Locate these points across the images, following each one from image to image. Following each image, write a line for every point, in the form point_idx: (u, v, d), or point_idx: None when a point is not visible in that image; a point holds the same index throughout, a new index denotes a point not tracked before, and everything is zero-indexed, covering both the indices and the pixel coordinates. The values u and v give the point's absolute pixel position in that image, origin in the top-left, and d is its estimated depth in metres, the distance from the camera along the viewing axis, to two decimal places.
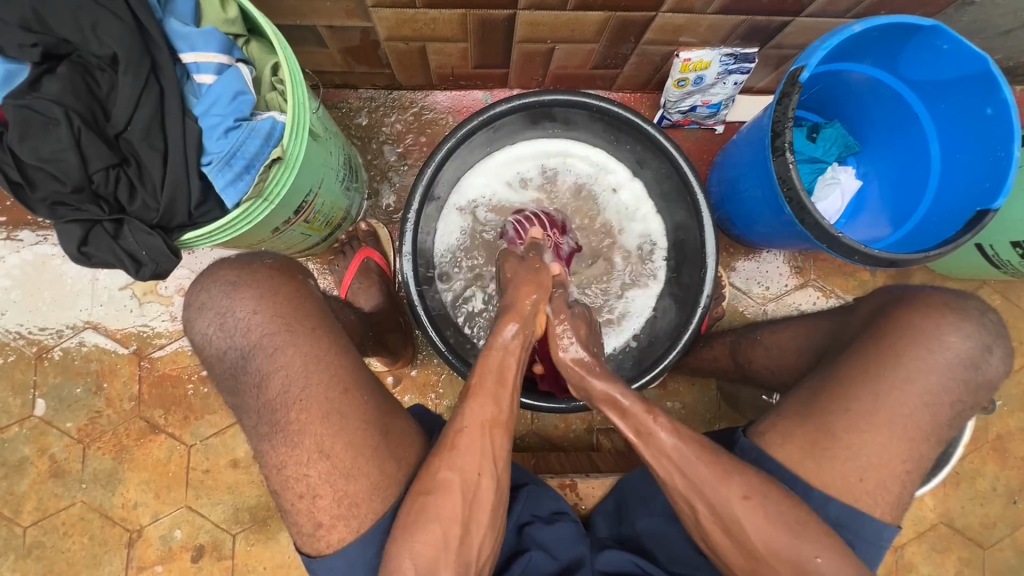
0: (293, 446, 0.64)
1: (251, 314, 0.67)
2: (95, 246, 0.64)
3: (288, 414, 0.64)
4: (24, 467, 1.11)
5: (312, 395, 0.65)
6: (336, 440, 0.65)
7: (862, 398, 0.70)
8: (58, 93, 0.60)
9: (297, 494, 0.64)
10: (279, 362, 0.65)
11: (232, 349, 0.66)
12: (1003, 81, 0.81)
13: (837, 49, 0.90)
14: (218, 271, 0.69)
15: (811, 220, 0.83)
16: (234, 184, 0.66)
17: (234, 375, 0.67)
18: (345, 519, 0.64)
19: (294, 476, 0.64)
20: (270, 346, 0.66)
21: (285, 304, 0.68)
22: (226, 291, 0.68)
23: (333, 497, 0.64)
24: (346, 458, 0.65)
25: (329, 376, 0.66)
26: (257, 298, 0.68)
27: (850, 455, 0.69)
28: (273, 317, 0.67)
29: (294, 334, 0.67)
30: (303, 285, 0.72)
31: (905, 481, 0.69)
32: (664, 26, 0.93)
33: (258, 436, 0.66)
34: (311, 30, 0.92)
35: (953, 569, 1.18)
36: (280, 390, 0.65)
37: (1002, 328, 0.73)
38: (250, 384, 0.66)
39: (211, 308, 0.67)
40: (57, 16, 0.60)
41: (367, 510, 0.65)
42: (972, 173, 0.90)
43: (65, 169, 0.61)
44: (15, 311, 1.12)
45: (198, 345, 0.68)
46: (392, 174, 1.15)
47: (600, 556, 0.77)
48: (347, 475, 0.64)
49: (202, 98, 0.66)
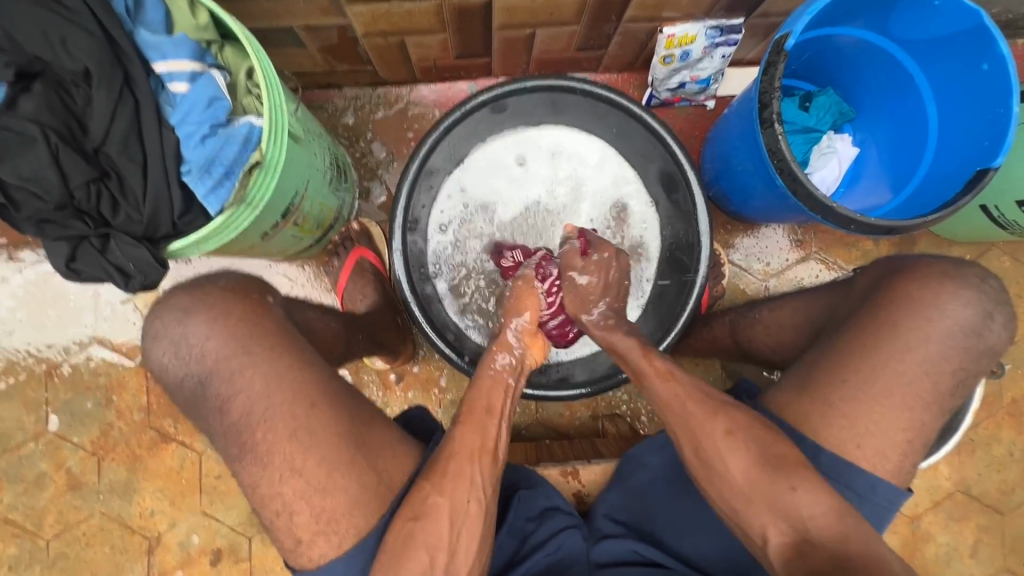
0: (263, 468, 0.64)
1: (205, 339, 0.67)
2: (83, 262, 0.65)
3: (254, 434, 0.65)
4: (43, 482, 1.13)
5: (275, 415, 0.65)
6: (308, 456, 0.64)
7: (861, 370, 0.69)
8: (33, 111, 0.61)
9: (275, 512, 0.65)
10: (238, 386, 0.66)
11: (189, 376, 0.67)
12: (999, 34, 0.78)
13: (823, 14, 0.87)
14: (171, 298, 0.69)
15: (803, 191, 0.81)
16: (215, 192, 0.66)
17: (193, 401, 0.67)
18: (326, 534, 0.64)
19: (269, 495, 0.65)
20: (228, 370, 0.66)
21: (239, 326, 0.68)
22: (179, 318, 0.68)
23: (311, 513, 0.64)
24: (321, 473, 0.64)
25: (291, 393, 0.66)
26: (210, 322, 0.67)
27: (848, 426, 0.68)
28: (228, 340, 0.67)
29: (250, 355, 0.67)
30: (262, 304, 0.71)
31: (906, 450, 0.68)
32: (645, 3, 0.91)
33: (230, 457, 0.66)
34: (288, 31, 0.91)
35: (971, 537, 1.17)
36: (242, 412, 0.65)
37: (1003, 294, 0.72)
38: (212, 409, 0.66)
39: (165, 337, 0.68)
40: (25, 33, 0.60)
41: (349, 524, 0.64)
42: (969, 133, 0.87)
43: (46, 187, 0.61)
44: (23, 330, 1.14)
45: (157, 374, 0.68)
46: (382, 171, 1.15)
47: (598, 546, 0.77)
48: (323, 491, 0.64)
49: (177, 107, 0.66)
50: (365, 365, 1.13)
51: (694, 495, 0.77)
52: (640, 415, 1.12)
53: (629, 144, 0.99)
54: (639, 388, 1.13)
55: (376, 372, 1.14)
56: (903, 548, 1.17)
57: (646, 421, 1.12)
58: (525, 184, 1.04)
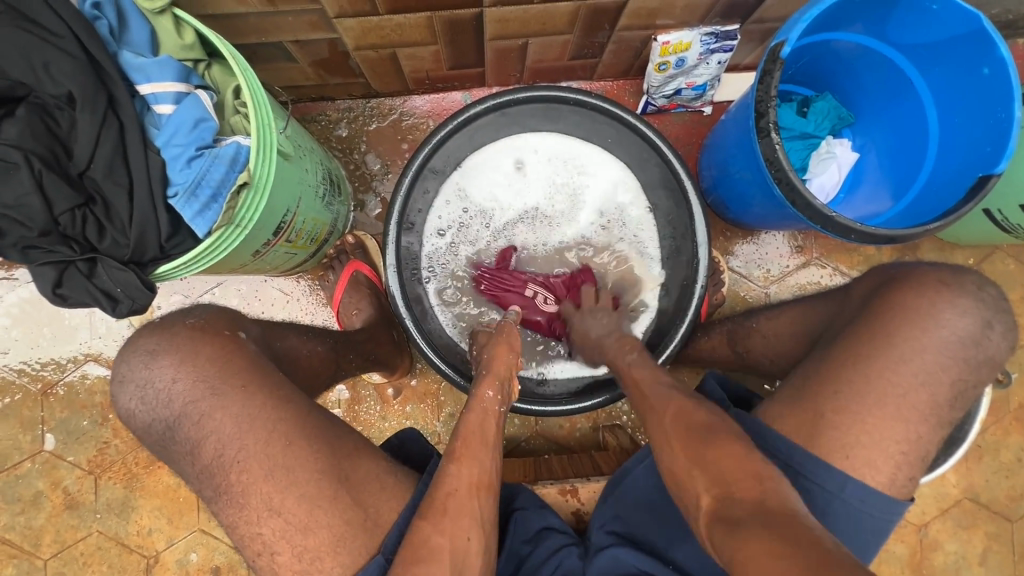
0: (240, 507, 0.63)
1: (172, 382, 0.66)
2: (69, 287, 0.64)
3: (228, 476, 0.64)
4: (40, 502, 1.13)
5: (249, 454, 0.64)
6: (286, 495, 0.63)
7: (854, 381, 0.68)
8: (17, 137, 0.60)
9: (256, 552, 0.63)
10: (208, 428, 0.65)
11: (157, 421, 0.66)
12: (998, 37, 0.77)
13: (817, 21, 0.86)
14: (138, 341, 0.69)
15: (801, 201, 0.79)
16: (203, 214, 0.65)
17: (164, 444, 0.67)
18: (308, 573, 0.62)
19: (248, 534, 0.63)
20: (195, 414, 0.65)
21: (208, 366, 0.67)
22: (145, 361, 0.68)
23: (293, 552, 0.62)
24: (300, 511, 0.63)
25: (265, 434, 0.64)
26: (178, 364, 0.67)
27: (841, 437, 0.66)
28: (196, 382, 0.66)
29: (219, 397, 0.65)
30: (232, 341, 0.71)
31: (899, 461, 0.66)
32: (638, 11, 0.89)
33: (206, 499, 0.65)
34: (278, 46, 0.90)
35: (980, 545, 1.15)
36: (214, 454, 0.64)
37: (1002, 303, 0.70)
38: (183, 452, 0.66)
39: (132, 381, 0.68)
40: (7, 58, 0.60)
41: (335, 561, 0.62)
42: (970, 137, 0.86)
43: (30, 213, 0.60)
44: (18, 349, 1.13)
45: (126, 418, 0.68)
46: (376, 183, 1.14)
47: (594, 562, 0.75)
48: (303, 530, 0.62)
49: (163, 129, 0.65)
50: (362, 380, 1.12)
51: None
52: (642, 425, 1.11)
53: (623, 154, 0.99)
54: None
55: (374, 387, 1.13)
56: (910, 557, 1.15)
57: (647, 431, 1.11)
58: (520, 191, 1.05)
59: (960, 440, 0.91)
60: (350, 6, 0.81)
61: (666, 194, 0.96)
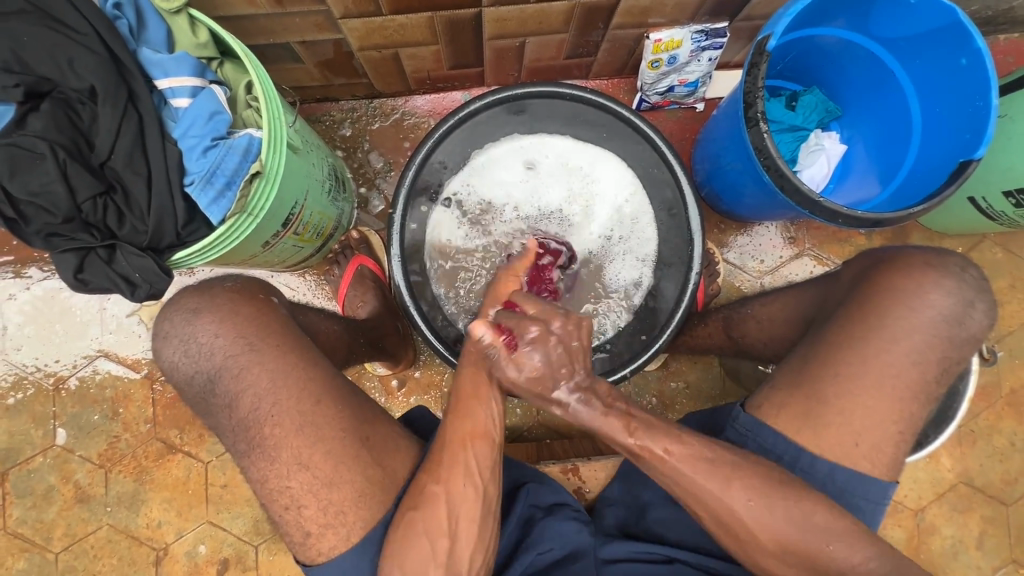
0: (272, 460, 0.67)
1: (214, 338, 0.69)
2: (90, 272, 0.67)
3: (263, 430, 0.67)
4: (51, 496, 1.15)
5: (283, 410, 0.67)
6: (314, 451, 0.67)
7: (852, 363, 0.70)
8: (42, 129, 0.63)
9: (283, 505, 0.67)
10: (246, 381, 0.68)
11: (199, 373, 0.69)
12: (974, 30, 0.81)
13: (802, 16, 0.89)
14: (181, 299, 0.71)
15: (790, 186, 0.83)
16: (218, 202, 0.69)
17: (204, 398, 0.70)
18: (333, 527, 0.66)
19: (277, 488, 0.67)
20: (235, 367, 0.68)
21: (246, 325, 0.70)
22: (188, 319, 0.70)
23: (319, 505, 0.66)
24: (327, 466, 0.67)
25: (298, 388, 0.68)
26: (220, 322, 0.70)
27: (844, 422, 0.69)
28: (236, 338, 0.69)
29: (257, 352, 0.69)
30: (267, 305, 0.74)
31: (899, 441, 0.70)
32: (630, 10, 0.93)
33: (239, 453, 0.68)
34: (286, 47, 0.94)
35: (976, 528, 1.17)
36: (250, 408, 0.67)
37: (984, 283, 0.73)
38: (222, 405, 0.69)
39: (176, 336, 0.70)
40: (34, 55, 0.63)
41: (357, 515, 0.66)
42: (951, 125, 0.89)
43: (55, 201, 0.63)
44: (30, 345, 1.16)
45: (168, 371, 0.71)
46: (379, 181, 1.18)
47: (604, 545, 0.78)
48: (330, 484, 0.66)
49: (180, 121, 0.68)
50: (365, 372, 1.15)
51: None
52: None
53: (620, 150, 1.00)
54: (637, 387, 1.16)
55: (377, 380, 1.16)
56: (907, 542, 1.17)
57: None
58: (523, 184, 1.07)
59: (950, 419, 0.93)
60: (355, 7, 0.84)
61: (663, 187, 0.97)
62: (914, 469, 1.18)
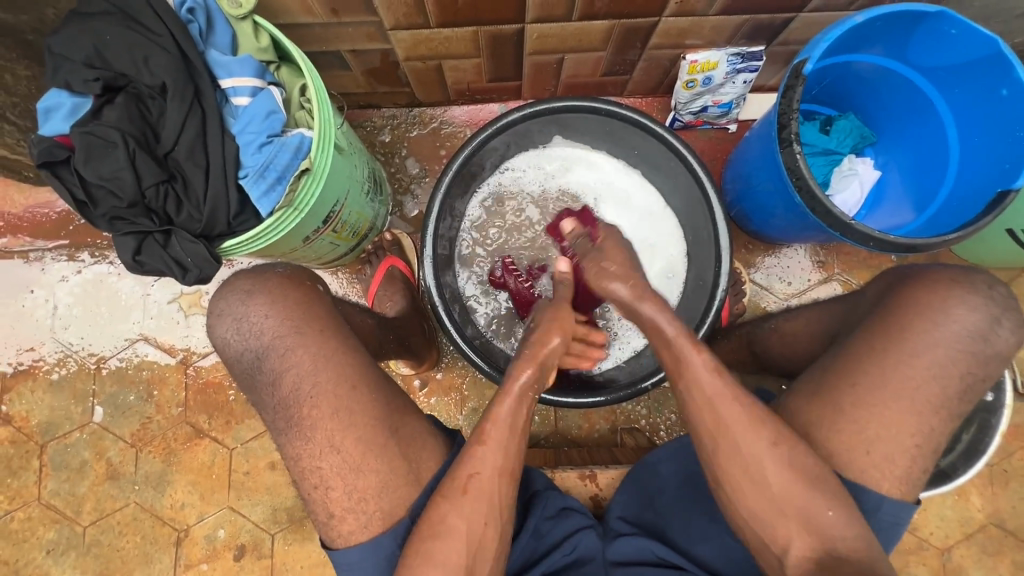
0: (307, 440, 0.70)
1: (265, 318, 0.73)
2: (147, 254, 0.72)
3: (301, 409, 0.70)
4: (84, 471, 1.20)
5: (321, 392, 0.70)
6: (346, 435, 0.69)
7: (870, 373, 0.70)
8: (116, 120, 0.68)
9: (313, 485, 0.70)
10: (290, 361, 0.71)
11: (248, 351, 0.73)
12: (1016, 61, 0.81)
13: (840, 42, 0.90)
14: (236, 281, 0.75)
15: (822, 209, 0.83)
16: (268, 194, 0.73)
17: (251, 375, 0.73)
18: (355, 512, 0.68)
19: (309, 468, 0.70)
20: (282, 347, 0.72)
21: (296, 308, 0.74)
22: (242, 299, 0.74)
23: (344, 489, 0.69)
24: (356, 451, 0.69)
25: (336, 373, 0.71)
26: (270, 304, 0.74)
27: (857, 431, 0.69)
28: (284, 320, 0.73)
29: (303, 335, 0.72)
30: (313, 291, 0.77)
31: (915, 455, 0.68)
32: (669, 30, 0.96)
33: (277, 430, 0.71)
34: (336, 55, 0.99)
35: (1006, 573, 1.12)
36: (292, 387, 0.71)
37: (1012, 300, 0.72)
38: (266, 382, 0.72)
39: (229, 315, 0.74)
40: (114, 53, 0.69)
41: (378, 505, 0.69)
42: (993, 155, 0.88)
43: (122, 186, 0.68)
44: (77, 325, 1.22)
45: (220, 348, 0.75)
46: (414, 186, 1.21)
47: (612, 547, 0.78)
48: (356, 470, 0.69)
49: (239, 118, 0.73)
50: (389, 372, 1.18)
51: (710, 507, 0.77)
52: (659, 428, 1.13)
53: (653, 166, 1.03)
54: (659, 400, 1.14)
55: (400, 379, 1.19)
56: None
57: (664, 434, 1.13)
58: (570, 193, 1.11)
59: (981, 452, 0.91)
60: (405, 20, 0.89)
61: (694, 204, 0.98)
62: (942, 506, 1.14)
